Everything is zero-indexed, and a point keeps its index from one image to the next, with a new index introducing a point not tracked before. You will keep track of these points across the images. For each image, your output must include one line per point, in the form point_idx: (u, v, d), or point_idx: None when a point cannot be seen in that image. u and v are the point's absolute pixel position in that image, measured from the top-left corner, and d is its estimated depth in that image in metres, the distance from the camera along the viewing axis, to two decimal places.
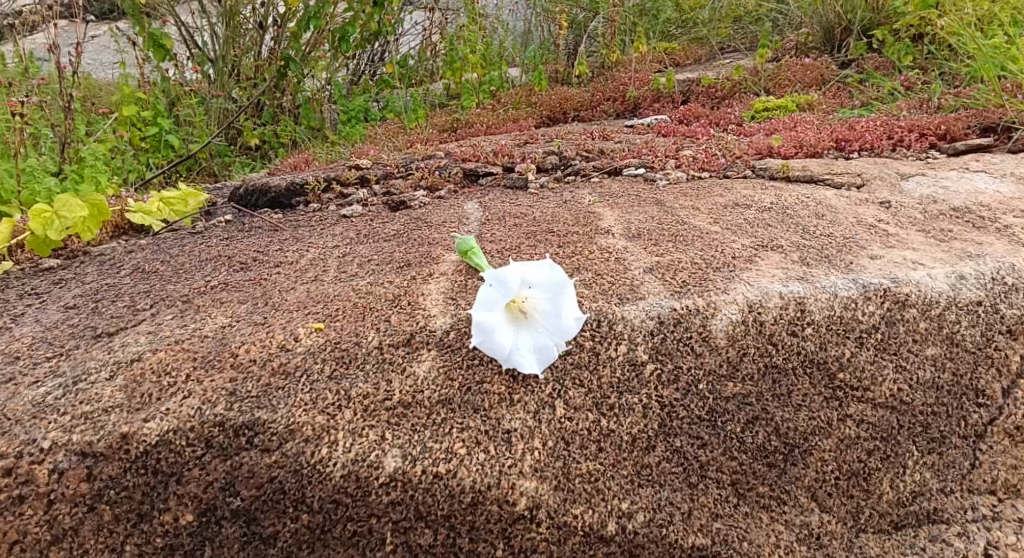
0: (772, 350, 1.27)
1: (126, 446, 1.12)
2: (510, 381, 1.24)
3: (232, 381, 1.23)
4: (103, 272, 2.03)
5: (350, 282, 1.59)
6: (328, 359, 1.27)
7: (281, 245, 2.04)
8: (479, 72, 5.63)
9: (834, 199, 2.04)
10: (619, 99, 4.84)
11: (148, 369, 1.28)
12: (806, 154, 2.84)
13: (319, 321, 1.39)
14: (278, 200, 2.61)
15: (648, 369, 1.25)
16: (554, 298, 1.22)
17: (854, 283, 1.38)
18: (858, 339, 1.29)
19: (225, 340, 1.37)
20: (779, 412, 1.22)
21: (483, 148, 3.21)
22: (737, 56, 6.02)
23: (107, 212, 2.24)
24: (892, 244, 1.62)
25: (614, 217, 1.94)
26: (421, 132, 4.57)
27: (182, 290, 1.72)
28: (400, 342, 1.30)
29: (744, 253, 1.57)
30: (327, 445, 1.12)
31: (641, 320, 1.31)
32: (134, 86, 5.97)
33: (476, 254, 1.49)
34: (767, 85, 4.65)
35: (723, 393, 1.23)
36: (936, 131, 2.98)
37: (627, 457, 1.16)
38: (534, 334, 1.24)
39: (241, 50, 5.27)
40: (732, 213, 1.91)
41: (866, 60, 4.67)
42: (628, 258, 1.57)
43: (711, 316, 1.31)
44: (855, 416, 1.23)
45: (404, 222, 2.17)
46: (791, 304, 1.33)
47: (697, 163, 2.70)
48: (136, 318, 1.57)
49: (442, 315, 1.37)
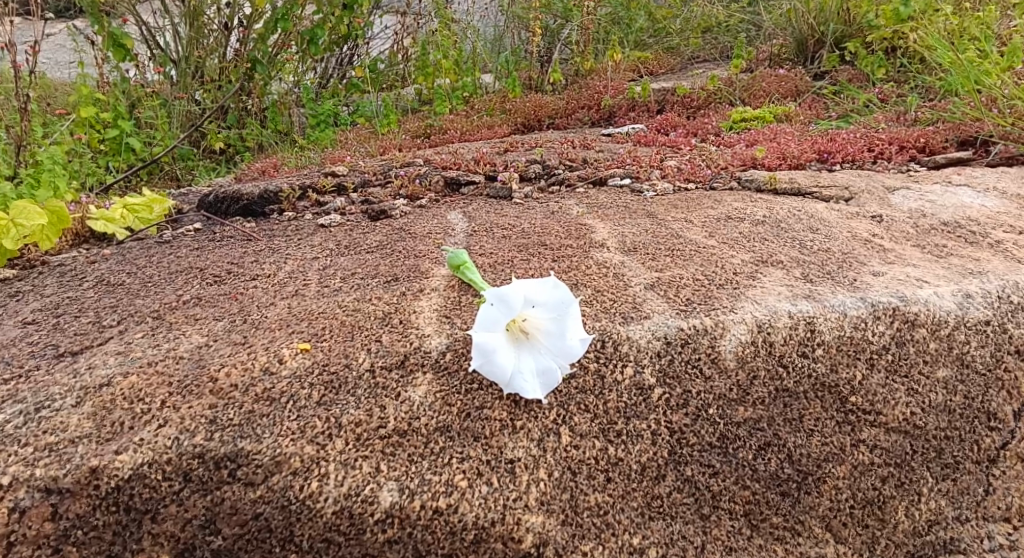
0: (783, 373, 1.28)
1: (95, 481, 1.00)
2: (512, 406, 1.17)
3: (212, 408, 1.11)
4: (63, 284, 1.88)
5: (335, 298, 1.50)
6: (316, 384, 1.17)
7: (256, 257, 1.93)
8: (451, 77, 5.64)
9: (826, 212, 2.15)
10: (594, 107, 4.83)
11: (119, 395, 1.14)
12: (789, 166, 2.87)
13: (304, 341, 1.28)
14: (250, 208, 2.48)
15: (656, 394, 1.21)
16: (559, 318, 1.15)
17: (862, 301, 1.41)
18: (869, 361, 1.33)
19: (202, 361, 1.24)
20: (791, 438, 1.23)
21: (462, 155, 3.14)
22: (708, 65, 6.12)
23: (67, 218, 2.10)
24: (891, 260, 1.71)
25: (605, 230, 1.90)
26: (395, 137, 4.48)
27: (152, 305, 1.60)
28: (393, 364, 1.22)
29: (745, 269, 1.58)
30: (317, 479, 1.03)
31: (646, 341, 1.28)
32: (91, 85, 5.73)
33: (469, 269, 1.40)
34: (743, 94, 4.69)
35: (734, 419, 1.22)
36: (914, 144, 3.10)
37: (637, 487, 1.13)
38: (535, 356, 1.17)
39: (205, 51, 5.10)
40: (725, 226, 1.93)
41: (839, 73, 4.78)
42: (627, 274, 1.54)
43: (720, 336, 1.29)
44: (867, 441, 1.26)
45: (386, 233, 2.07)
46: (800, 324, 1.34)
47: (682, 174, 2.69)
48: (104, 336, 1.44)
49: (437, 335, 1.28)
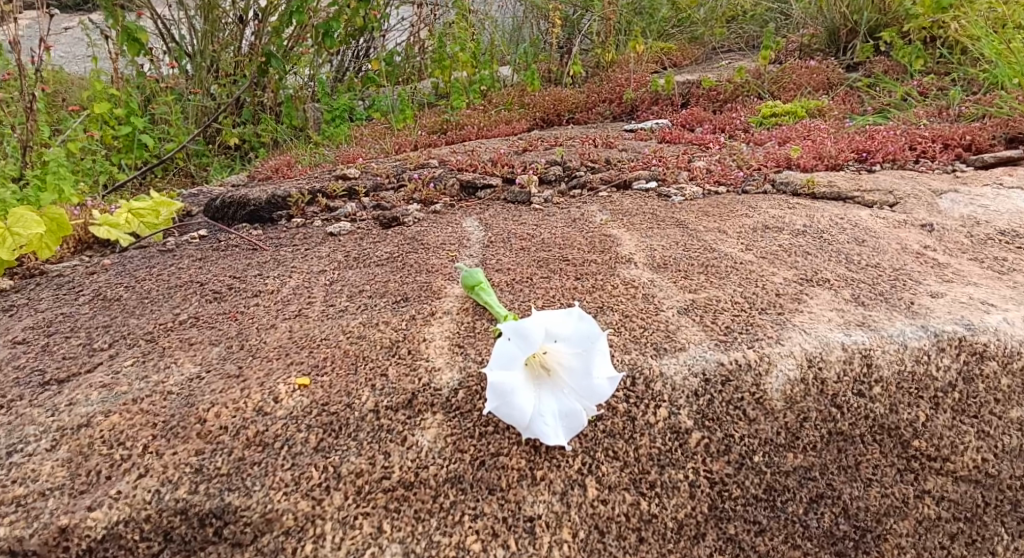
0: (836, 413, 1.16)
1: (64, 543, 0.89)
2: (531, 453, 1.04)
3: (197, 455, 1.00)
4: (59, 298, 1.79)
5: (339, 321, 1.38)
6: (314, 426, 1.05)
7: (260, 269, 1.82)
8: (468, 70, 5.45)
9: (871, 220, 1.99)
10: (615, 101, 4.67)
11: (97, 438, 1.04)
12: (826, 166, 2.70)
13: (303, 374, 1.16)
14: (257, 213, 2.38)
15: (694, 438, 1.09)
16: (585, 353, 1.01)
17: (923, 331, 1.28)
18: (933, 400, 1.20)
19: (192, 397, 1.12)
20: (846, 489, 1.10)
21: (479, 155, 3.01)
22: (734, 56, 5.90)
23: (67, 226, 2.06)
24: (950, 278, 1.56)
25: (632, 242, 1.77)
26: (410, 133, 4.36)
27: (146, 326, 1.50)
28: (400, 403, 1.09)
29: (788, 289, 1.45)
30: (312, 540, 0.92)
31: (682, 377, 1.15)
32: (106, 80, 5.72)
33: (485, 291, 1.28)
34: (772, 87, 4.49)
35: (783, 467, 1.10)
36: (960, 142, 2.91)
37: (673, 549, 1.00)
38: (557, 395, 1.04)
39: (220, 45, 5.02)
40: (762, 238, 1.80)
41: (874, 64, 4.54)
42: (658, 295, 1.42)
43: (765, 372, 1.17)
44: (934, 492, 1.13)
45: (397, 243, 1.96)
46: (855, 357, 1.21)
47: (712, 176, 2.54)
48: (93, 361, 1.35)
49: (449, 369, 1.16)
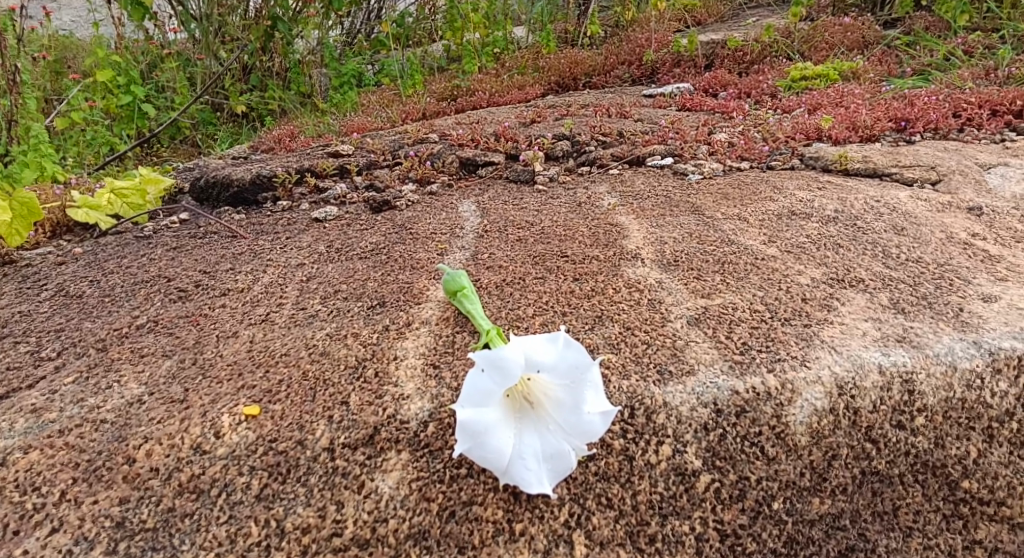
0: (871, 450, 0.99)
1: None
2: (510, 502, 0.88)
3: (121, 505, 0.86)
4: (21, 293, 1.67)
5: (305, 331, 1.23)
6: (258, 469, 0.91)
7: (234, 263, 1.67)
8: (481, 32, 5.15)
9: (910, 203, 1.77)
10: (635, 62, 4.38)
11: (11, 482, 0.91)
12: (861, 137, 2.44)
13: (251, 402, 1.01)
14: (241, 195, 2.23)
15: (702, 482, 0.93)
16: (574, 385, 0.84)
17: (976, 348, 1.08)
18: (986, 431, 1.02)
19: (126, 429, 0.99)
20: (882, 540, 0.94)
21: (482, 127, 2.80)
22: (763, 13, 5.50)
23: (38, 210, 1.89)
24: (1004, 275, 1.35)
25: (640, 232, 1.58)
26: (417, 101, 4.13)
27: (100, 330, 1.37)
28: (360, 440, 0.94)
29: (816, 293, 1.26)
30: None
31: (689, 408, 0.98)
32: (108, 44, 5.54)
33: (468, 298, 1.10)
34: (802, 47, 4.16)
35: (807, 516, 0.94)
36: (1009, 107, 2.63)
37: None
38: (542, 433, 0.86)
39: (227, 9, 4.52)
40: (786, 227, 1.59)
41: (915, 20, 4.17)
42: (666, 301, 1.24)
43: (788, 402, 0.99)
44: (986, 542, 0.96)
45: (384, 232, 1.79)
46: (895, 383, 1.03)
47: (734, 150, 2.31)
48: (35, 374, 1.22)
49: (418, 397, 1.00)
